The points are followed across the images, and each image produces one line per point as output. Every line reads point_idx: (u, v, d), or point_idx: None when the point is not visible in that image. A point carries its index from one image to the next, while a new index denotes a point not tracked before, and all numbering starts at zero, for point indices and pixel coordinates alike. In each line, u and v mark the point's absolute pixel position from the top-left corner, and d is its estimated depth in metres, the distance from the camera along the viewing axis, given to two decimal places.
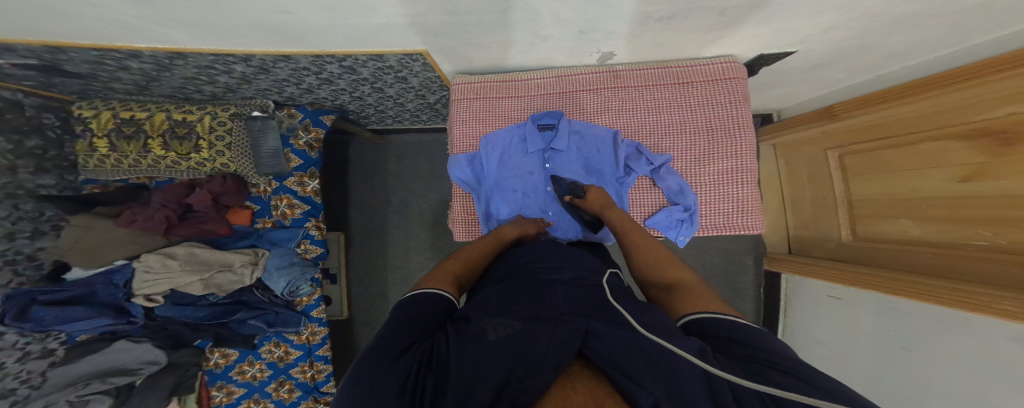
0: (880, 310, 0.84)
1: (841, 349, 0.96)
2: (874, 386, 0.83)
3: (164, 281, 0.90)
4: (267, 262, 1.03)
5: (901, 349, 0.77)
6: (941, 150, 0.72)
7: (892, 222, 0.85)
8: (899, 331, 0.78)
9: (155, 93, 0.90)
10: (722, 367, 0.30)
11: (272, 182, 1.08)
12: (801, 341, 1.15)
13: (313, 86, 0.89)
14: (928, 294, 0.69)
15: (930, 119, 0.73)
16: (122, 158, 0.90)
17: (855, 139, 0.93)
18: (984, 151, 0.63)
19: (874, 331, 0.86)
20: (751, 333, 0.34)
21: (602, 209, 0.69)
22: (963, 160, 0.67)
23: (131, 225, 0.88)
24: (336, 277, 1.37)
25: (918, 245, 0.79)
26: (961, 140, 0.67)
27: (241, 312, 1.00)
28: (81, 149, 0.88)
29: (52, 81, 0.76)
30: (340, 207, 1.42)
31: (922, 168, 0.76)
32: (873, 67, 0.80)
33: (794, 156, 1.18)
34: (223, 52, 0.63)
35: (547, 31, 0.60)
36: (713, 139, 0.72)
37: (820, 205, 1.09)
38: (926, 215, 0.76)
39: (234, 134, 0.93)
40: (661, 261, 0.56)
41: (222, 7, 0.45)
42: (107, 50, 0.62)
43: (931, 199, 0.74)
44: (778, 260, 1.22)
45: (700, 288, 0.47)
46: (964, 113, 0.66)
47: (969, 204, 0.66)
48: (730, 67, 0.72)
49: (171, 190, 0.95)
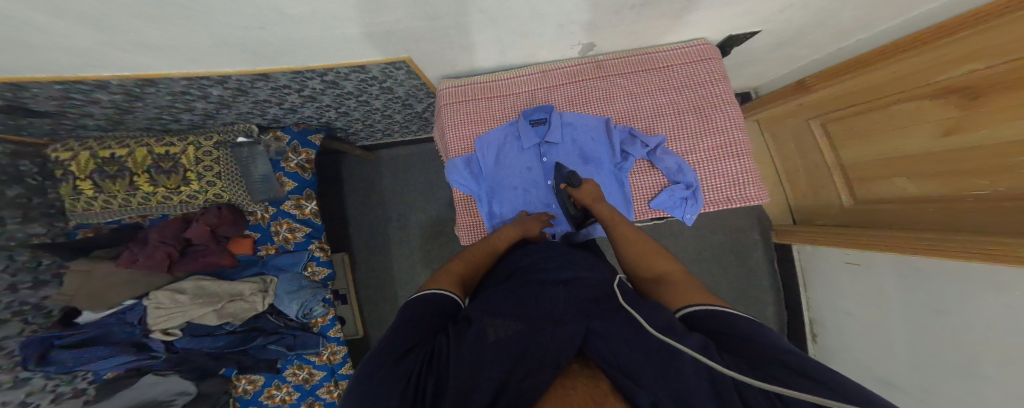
0: (902, 273, 0.84)
1: (871, 318, 0.94)
2: (921, 361, 0.79)
3: (178, 315, 0.90)
4: (274, 288, 1.00)
5: (936, 313, 0.76)
6: (915, 109, 0.74)
7: (889, 183, 0.86)
8: (928, 293, 0.78)
9: (131, 127, 0.88)
10: (727, 365, 0.29)
11: (269, 207, 1.05)
12: (828, 313, 1.13)
13: (297, 105, 0.89)
14: (954, 251, 0.67)
15: (902, 83, 0.76)
16: (110, 199, 0.89)
17: (830, 109, 0.95)
18: (958, 104, 0.65)
19: (900, 296, 0.85)
20: (754, 329, 0.34)
21: (594, 201, 0.68)
22: (940, 116, 0.69)
23: (133, 264, 0.88)
24: (346, 297, 1.30)
25: (920, 202, 0.79)
26: (933, 99, 0.70)
27: (259, 338, 0.99)
28: (65, 192, 0.87)
29: (21, 123, 0.74)
30: (339, 226, 1.40)
31: (902, 128, 0.78)
32: (839, 39, 0.82)
33: (779, 130, 1.19)
34: (196, 75, 0.63)
35: (526, 28, 0.60)
36: (704, 116, 0.73)
37: (813, 172, 1.10)
38: (917, 171, 0.77)
39: (223, 163, 0.91)
40: (647, 254, 0.56)
41: (188, 25, 0.44)
42: (73, 82, 0.61)
43: (919, 156, 0.76)
44: (786, 232, 1.22)
45: (688, 280, 0.48)
46: (935, 72, 0.68)
47: (962, 156, 0.66)
48: (704, 48, 0.74)
49: (167, 226, 0.94)
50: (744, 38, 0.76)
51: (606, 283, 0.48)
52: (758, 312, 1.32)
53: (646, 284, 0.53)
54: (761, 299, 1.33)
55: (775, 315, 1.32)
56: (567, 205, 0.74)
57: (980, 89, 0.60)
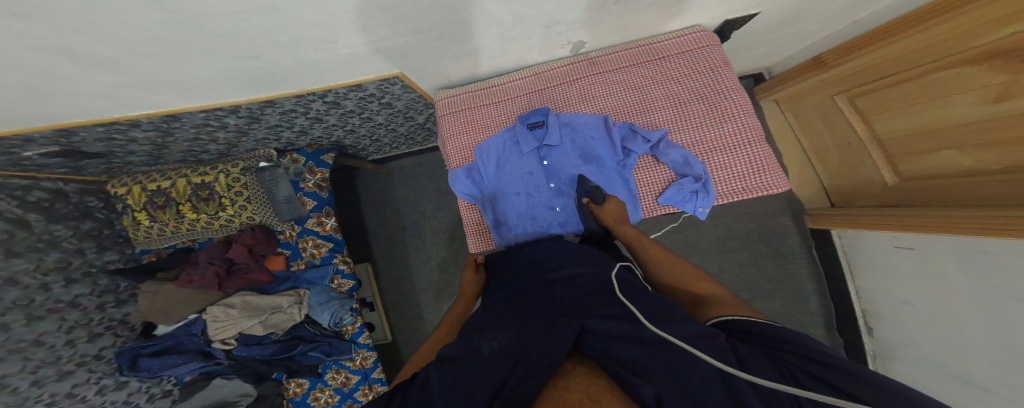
0: (965, 256, 0.72)
1: (939, 313, 0.80)
2: (1003, 360, 0.66)
3: (231, 326, 0.95)
4: (308, 299, 1.05)
5: (1011, 300, 0.63)
6: (954, 77, 0.67)
7: (937, 156, 0.76)
8: (1000, 279, 0.65)
9: (170, 160, 0.95)
10: (747, 360, 0.27)
11: (295, 226, 1.08)
12: (886, 307, 0.96)
13: (306, 127, 0.93)
14: (1007, 226, 0.60)
15: (928, 52, 0.71)
16: (164, 227, 0.96)
17: (858, 82, 0.88)
18: (1003, 69, 0.59)
19: (967, 285, 0.73)
20: (784, 336, 0.31)
21: (617, 223, 0.66)
22: (985, 82, 0.62)
23: (190, 284, 0.95)
24: (373, 304, 1.34)
25: (976, 176, 0.70)
26: (973, 65, 0.64)
27: (300, 346, 1.02)
28: (127, 223, 0.96)
29: (80, 164, 0.81)
30: (359, 239, 1.42)
31: (941, 99, 0.71)
32: (855, 10, 0.77)
33: (801, 108, 1.10)
34: (210, 107, 0.67)
35: (513, 33, 0.61)
36: (707, 105, 0.70)
37: (847, 150, 0.99)
38: (969, 142, 0.69)
39: (250, 188, 0.97)
40: (687, 276, 0.54)
41: (189, 61, 0.47)
42: (108, 124, 0.66)
43: (962, 127, 0.69)
44: (820, 217, 1.10)
45: (733, 301, 0.46)
46: (966, 38, 0.63)
47: (1010, 126, 0.60)
48: (701, 35, 0.73)
49: (212, 248, 1.00)
50: (741, 21, 0.74)
51: (603, 276, 0.47)
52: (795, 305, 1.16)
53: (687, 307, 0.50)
54: (807, 297, 1.17)
55: (821, 307, 1.16)
56: (588, 219, 0.70)
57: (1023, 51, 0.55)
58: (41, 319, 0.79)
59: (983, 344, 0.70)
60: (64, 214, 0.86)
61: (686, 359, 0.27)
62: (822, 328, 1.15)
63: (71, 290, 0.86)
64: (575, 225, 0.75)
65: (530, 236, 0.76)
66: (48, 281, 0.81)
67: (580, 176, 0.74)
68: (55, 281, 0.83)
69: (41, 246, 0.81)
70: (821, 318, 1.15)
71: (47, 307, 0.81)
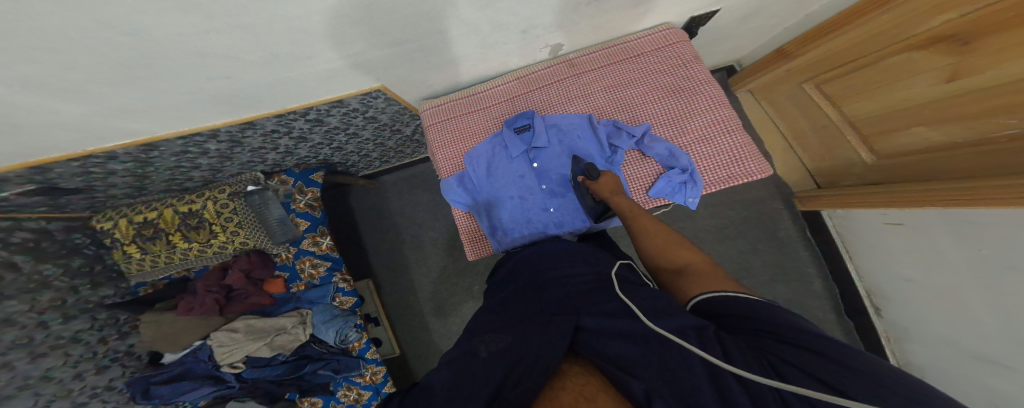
0: (953, 228, 0.75)
1: (938, 284, 0.81)
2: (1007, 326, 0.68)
3: (238, 350, 0.92)
4: (312, 318, 1.01)
5: (1006, 268, 0.65)
6: (908, 61, 0.72)
7: (908, 134, 0.78)
8: (991, 247, 0.68)
9: (153, 191, 0.92)
10: (733, 347, 0.27)
11: (290, 248, 1.04)
12: (885, 282, 0.97)
13: (291, 147, 0.92)
14: (982, 197, 0.64)
15: (879, 39, 0.76)
16: (155, 258, 0.92)
17: (822, 69, 0.92)
18: (950, 51, 0.64)
19: (959, 255, 0.75)
20: (771, 316, 0.31)
21: (614, 194, 0.66)
22: (935, 64, 0.67)
23: (191, 312, 0.92)
24: (378, 319, 1.31)
25: (947, 149, 0.72)
26: (923, 49, 0.69)
27: (309, 365, 0.99)
28: (118, 258, 0.91)
29: (61, 201, 0.78)
30: (356, 256, 1.39)
31: (901, 80, 0.75)
32: (807, 5, 0.82)
33: (774, 96, 1.13)
34: (187, 132, 0.66)
35: (492, 39, 0.62)
36: (685, 98, 0.71)
37: (823, 133, 1.01)
38: (933, 118, 0.72)
39: (240, 213, 0.94)
40: (671, 245, 0.54)
41: (156, 84, 0.46)
42: (84, 157, 0.65)
43: (924, 105, 0.72)
44: (810, 198, 1.11)
45: (712, 270, 0.46)
46: (910, 25, 0.69)
47: (970, 101, 0.63)
48: (671, 32, 0.75)
49: (208, 275, 0.97)
50: (706, 18, 0.78)
51: (604, 273, 0.47)
52: (802, 289, 1.14)
53: (667, 275, 0.50)
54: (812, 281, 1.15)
55: (826, 291, 1.13)
56: (584, 197, 0.72)
57: (967, 35, 0.60)
58: (44, 356, 0.76)
59: (992, 314, 0.70)
60: (52, 252, 0.80)
61: (678, 353, 0.27)
62: (831, 311, 1.12)
63: (71, 326, 0.82)
64: (581, 221, 0.75)
65: (526, 239, 0.74)
66: (45, 319, 0.78)
67: (574, 157, 0.74)
68: (52, 319, 0.79)
69: (30, 288, 0.76)
70: (828, 302, 1.13)
71: (50, 344, 0.78)
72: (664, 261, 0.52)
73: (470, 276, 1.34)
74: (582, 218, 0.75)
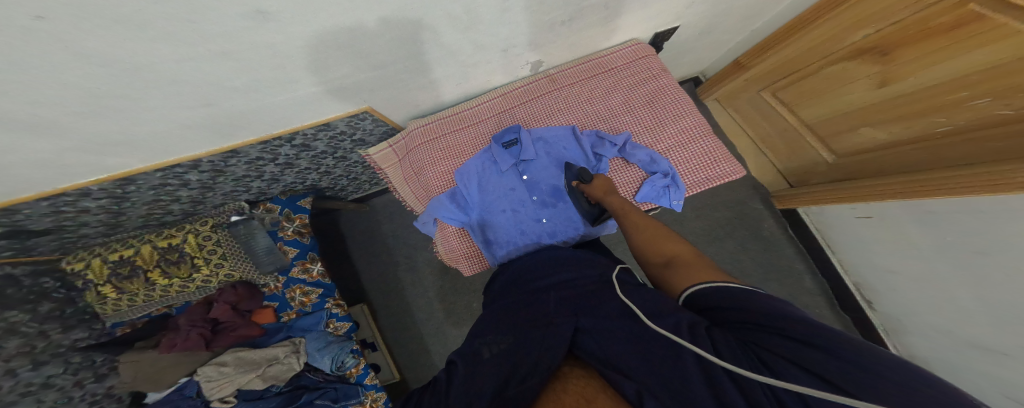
0: (918, 219, 0.78)
1: (916, 271, 0.85)
2: (994, 308, 0.70)
3: (228, 383, 0.88)
4: (306, 346, 0.98)
5: (976, 254, 0.70)
6: (842, 71, 0.79)
7: (858, 133, 0.84)
8: (959, 235, 0.72)
9: (129, 226, 0.88)
10: (722, 339, 0.27)
11: (280, 276, 1.01)
12: (869, 272, 1.00)
13: (277, 174, 0.91)
14: (937, 187, 0.69)
15: (813, 53, 0.83)
16: (134, 297, 0.87)
17: (773, 78, 0.98)
18: (875, 61, 0.72)
19: (930, 244, 0.79)
20: (763, 301, 0.30)
21: (605, 194, 0.68)
22: (866, 72, 0.74)
23: (173, 349, 0.88)
24: (374, 344, 1.27)
25: (894, 147, 0.78)
26: (852, 59, 0.76)
27: (305, 395, 0.93)
28: (92, 299, 0.85)
29: (29, 243, 0.73)
30: (348, 281, 1.35)
31: (840, 87, 0.82)
32: (753, 20, 0.89)
33: (738, 104, 1.19)
34: (166, 164, 0.65)
35: (473, 59, 0.65)
36: (658, 107, 0.75)
37: (786, 136, 1.07)
38: (877, 119, 0.78)
39: (225, 244, 0.91)
40: (657, 238, 0.56)
41: (132, 113, 0.45)
42: (56, 195, 0.63)
43: (866, 108, 0.78)
44: (785, 197, 1.14)
45: (699, 260, 0.47)
46: (837, 41, 0.77)
47: (905, 102, 0.70)
48: (639, 47, 0.80)
49: (193, 310, 0.94)
50: (670, 33, 0.83)
51: (603, 278, 0.47)
52: (795, 285, 1.17)
53: (656, 268, 0.52)
54: (803, 277, 1.18)
55: (816, 285, 1.16)
56: (580, 201, 0.72)
57: (888, 47, 0.68)
58: (15, 404, 0.70)
59: (974, 299, 0.74)
60: (18, 299, 0.74)
61: (671, 350, 0.28)
62: (825, 306, 1.14)
63: (42, 371, 0.77)
64: (574, 229, 0.75)
65: (521, 251, 0.74)
66: (13, 366, 0.72)
67: (565, 164, 0.76)
68: (21, 366, 0.73)
69: None
70: (821, 297, 1.16)
71: (20, 391, 0.72)
72: (653, 252, 0.54)
73: (467, 294, 1.32)
74: (574, 226, 0.75)
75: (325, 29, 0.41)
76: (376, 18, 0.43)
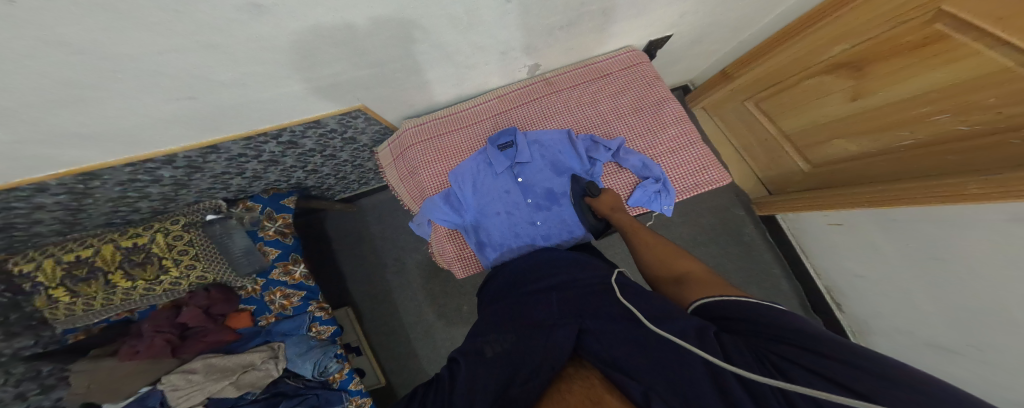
0: (883, 226, 0.84)
1: (881, 275, 0.91)
2: (950, 308, 0.77)
3: (197, 392, 0.82)
4: (285, 352, 0.94)
5: (933, 260, 0.76)
6: (819, 84, 0.84)
7: (832, 145, 0.90)
8: (918, 243, 0.78)
9: (89, 225, 0.81)
10: (728, 345, 0.28)
11: (258, 279, 0.96)
12: (839, 276, 1.07)
13: (260, 171, 0.86)
14: (895, 197, 0.74)
15: (795, 65, 0.88)
16: (91, 301, 0.79)
17: (757, 89, 1.03)
18: (850, 76, 0.77)
19: (893, 249, 0.84)
20: (776, 316, 0.30)
21: (613, 210, 0.71)
22: (841, 86, 0.80)
23: (135, 357, 0.82)
24: (360, 348, 1.22)
25: (862, 159, 0.83)
26: (830, 73, 0.81)
27: (283, 403, 0.88)
28: (41, 304, 0.76)
29: None
30: (333, 285, 1.31)
31: (817, 100, 0.87)
32: (739, 33, 0.93)
33: (724, 112, 1.24)
34: (139, 159, 0.61)
35: (471, 59, 0.65)
36: (651, 114, 0.77)
37: (767, 145, 1.12)
38: (849, 131, 0.83)
39: (198, 245, 0.85)
40: (669, 256, 0.58)
41: (104, 105, 0.42)
42: (10, 189, 0.57)
43: (840, 120, 0.84)
44: (763, 204, 1.20)
45: (710, 277, 0.48)
46: (817, 55, 0.82)
47: (875, 115, 0.75)
48: (633, 54, 0.82)
49: (158, 315, 0.88)
50: (662, 42, 0.86)
51: (605, 280, 0.47)
52: (772, 288, 1.23)
53: (668, 284, 0.52)
54: (780, 280, 1.23)
55: (791, 288, 1.23)
56: (586, 214, 0.74)
57: (862, 62, 0.73)
58: None
59: (932, 302, 0.80)
60: None
61: (676, 352, 0.29)
62: (799, 308, 1.21)
63: None
64: (568, 233, 0.75)
65: (516, 253, 0.74)
66: None
67: (573, 176, 0.77)
68: None
69: None
70: (796, 299, 1.22)
71: None
72: (665, 269, 0.56)
73: (457, 297, 1.30)
74: (568, 229, 0.76)
75: (320, 24, 0.40)
76: (374, 15, 0.42)
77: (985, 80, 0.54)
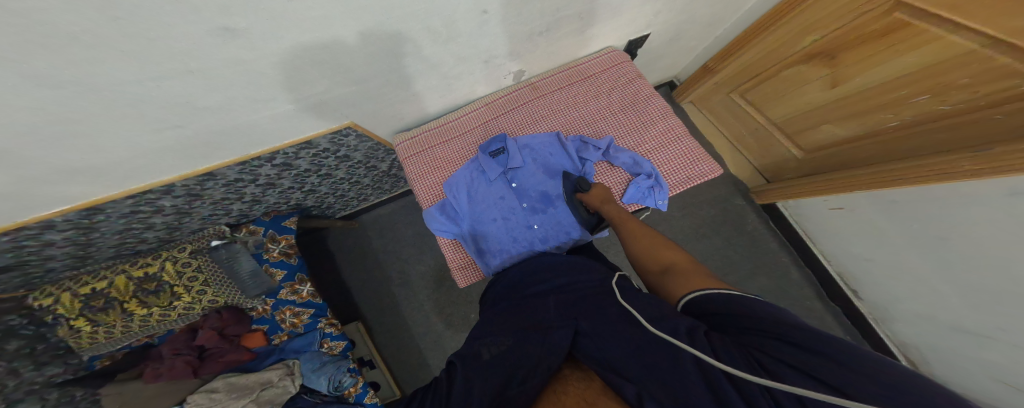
0: (884, 209, 0.82)
1: (889, 257, 0.89)
2: (963, 286, 0.75)
3: None
4: (301, 368, 0.94)
5: (938, 240, 0.74)
6: (797, 74, 0.84)
7: (820, 130, 0.89)
8: (922, 223, 0.76)
9: (101, 258, 0.83)
10: (716, 344, 0.28)
11: (268, 299, 0.96)
12: (847, 260, 1.04)
13: (258, 195, 0.88)
14: (893, 178, 0.74)
15: (770, 58, 0.88)
16: (110, 330, 0.81)
17: (739, 81, 1.03)
18: (825, 64, 0.77)
19: (898, 231, 0.82)
20: (754, 309, 0.31)
21: (603, 202, 0.70)
22: (818, 75, 0.79)
23: (157, 379, 0.84)
24: (372, 362, 1.22)
25: (852, 142, 0.82)
26: (805, 63, 0.81)
27: None
28: (64, 335, 0.77)
29: None
30: (339, 302, 1.31)
31: (798, 89, 0.87)
32: (715, 28, 0.94)
33: (711, 105, 1.23)
34: (138, 191, 0.63)
35: (455, 71, 0.66)
36: (638, 111, 0.77)
37: (757, 135, 1.11)
38: (834, 117, 0.82)
39: (206, 270, 0.87)
40: (656, 245, 0.57)
41: (98, 136, 0.43)
42: (19, 229, 0.59)
43: (823, 106, 0.83)
44: (765, 192, 1.18)
45: (696, 268, 0.48)
46: (789, 47, 0.82)
47: (857, 100, 0.74)
48: (615, 54, 0.82)
49: (176, 338, 0.89)
50: (642, 41, 0.86)
51: (604, 283, 0.46)
52: (783, 277, 1.20)
53: (653, 275, 0.52)
54: (790, 269, 1.21)
55: (802, 276, 1.20)
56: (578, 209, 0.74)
57: (834, 51, 0.73)
58: None
59: (944, 281, 0.78)
60: None
61: (670, 349, 0.29)
62: (814, 297, 1.17)
63: None
64: (566, 234, 0.75)
65: (516, 259, 0.74)
66: None
67: (563, 173, 0.76)
68: None
69: None
70: (810, 287, 1.19)
71: None
72: (652, 259, 0.55)
73: (463, 306, 1.30)
74: (565, 231, 0.75)
75: (299, 44, 0.41)
76: (360, 31, 0.43)
77: (956, 62, 0.54)
